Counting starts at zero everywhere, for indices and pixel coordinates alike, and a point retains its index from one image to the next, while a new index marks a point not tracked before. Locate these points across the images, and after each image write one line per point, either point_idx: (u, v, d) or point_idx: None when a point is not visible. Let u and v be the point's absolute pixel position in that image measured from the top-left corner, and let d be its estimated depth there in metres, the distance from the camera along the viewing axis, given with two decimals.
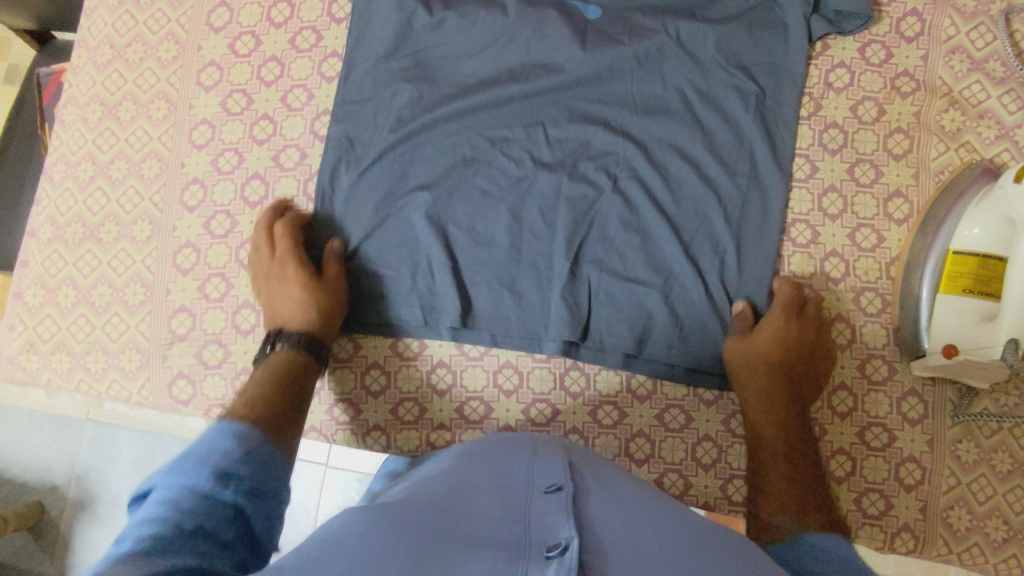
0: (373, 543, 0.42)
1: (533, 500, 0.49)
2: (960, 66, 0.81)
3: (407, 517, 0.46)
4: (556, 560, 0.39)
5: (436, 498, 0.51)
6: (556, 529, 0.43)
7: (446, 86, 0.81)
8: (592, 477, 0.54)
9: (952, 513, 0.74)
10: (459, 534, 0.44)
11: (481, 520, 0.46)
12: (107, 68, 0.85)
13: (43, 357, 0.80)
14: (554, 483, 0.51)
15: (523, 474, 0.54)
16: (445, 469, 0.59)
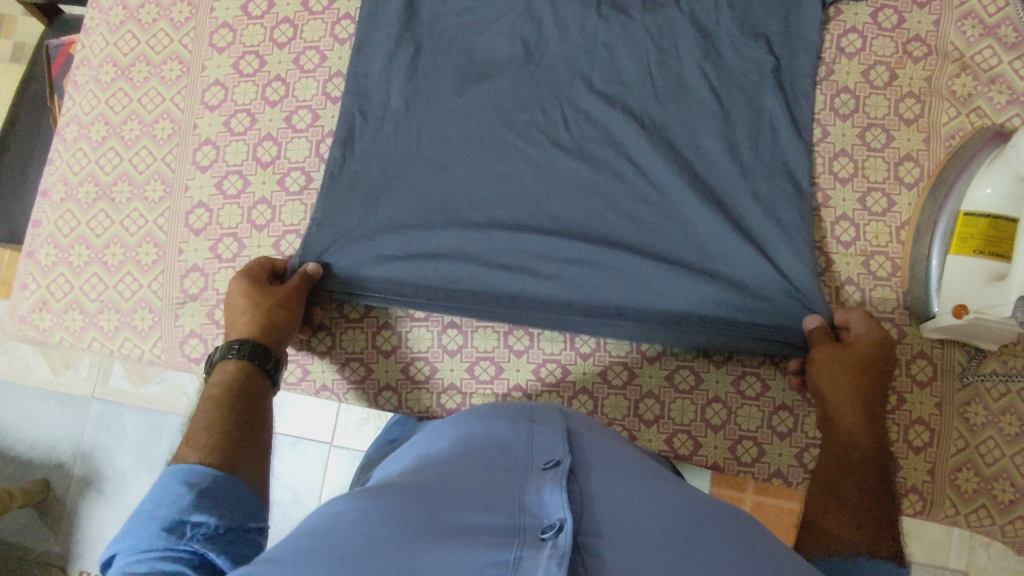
0: (365, 526, 0.40)
1: (529, 476, 0.47)
2: (971, 31, 0.81)
3: (399, 495, 0.44)
4: (550, 544, 0.38)
5: (430, 475, 0.49)
6: (551, 507, 0.42)
7: (459, 50, 0.81)
8: (592, 452, 0.53)
9: (960, 474, 0.75)
10: (451, 512, 0.42)
11: (474, 498, 0.44)
12: (120, 30, 0.85)
13: (56, 316, 0.80)
14: (552, 458, 0.49)
15: (521, 448, 0.52)
16: (443, 442, 0.57)
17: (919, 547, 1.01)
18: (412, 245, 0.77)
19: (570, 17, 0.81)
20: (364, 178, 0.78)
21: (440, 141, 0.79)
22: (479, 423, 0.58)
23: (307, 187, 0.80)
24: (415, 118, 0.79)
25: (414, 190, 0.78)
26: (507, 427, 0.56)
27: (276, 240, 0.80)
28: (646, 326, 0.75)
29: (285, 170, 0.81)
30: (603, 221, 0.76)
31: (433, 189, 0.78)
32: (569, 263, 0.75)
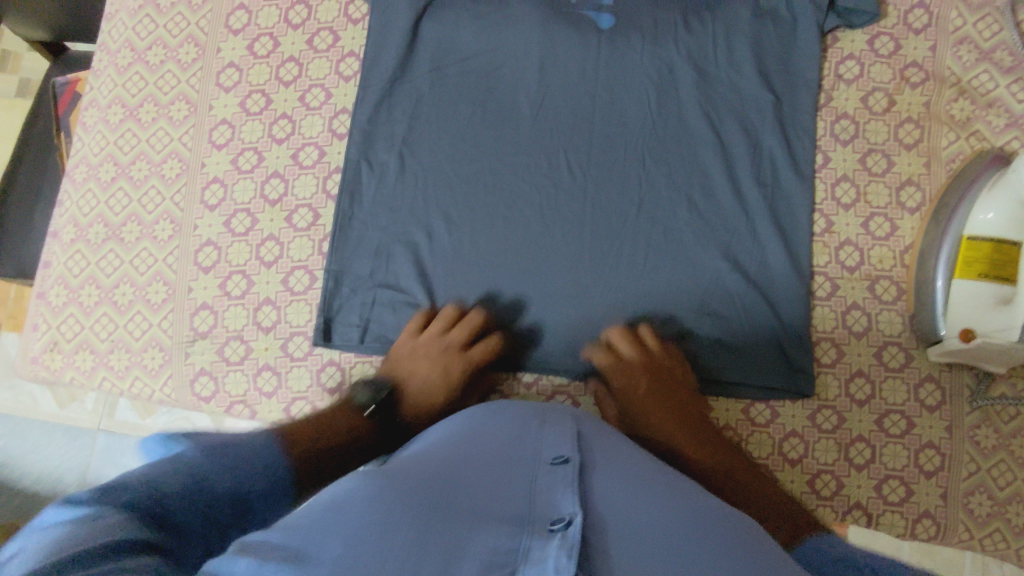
0: (384, 499, 0.43)
1: (539, 472, 0.50)
2: (968, 56, 0.82)
3: (414, 478, 0.47)
4: (558, 535, 0.41)
5: (444, 459, 0.51)
6: (562, 505, 0.45)
7: (461, 85, 0.82)
8: (599, 453, 0.55)
9: (973, 498, 0.75)
10: (467, 500, 0.45)
11: (483, 491, 0.47)
12: (128, 71, 0.86)
13: (67, 356, 0.81)
14: (560, 455, 0.52)
15: (531, 445, 0.54)
16: (454, 427, 0.60)
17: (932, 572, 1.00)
18: (424, 291, 0.78)
19: (572, 51, 0.82)
20: (375, 224, 0.79)
21: (446, 186, 0.80)
22: (490, 416, 0.60)
23: (315, 224, 0.81)
24: (420, 162, 0.81)
25: (423, 237, 0.79)
26: (516, 424, 0.58)
27: (283, 276, 0.80)
28: None
29: (293, 207, 0.82)
30: (606, 261, 0.78)
31: (442, 235, 0.79)
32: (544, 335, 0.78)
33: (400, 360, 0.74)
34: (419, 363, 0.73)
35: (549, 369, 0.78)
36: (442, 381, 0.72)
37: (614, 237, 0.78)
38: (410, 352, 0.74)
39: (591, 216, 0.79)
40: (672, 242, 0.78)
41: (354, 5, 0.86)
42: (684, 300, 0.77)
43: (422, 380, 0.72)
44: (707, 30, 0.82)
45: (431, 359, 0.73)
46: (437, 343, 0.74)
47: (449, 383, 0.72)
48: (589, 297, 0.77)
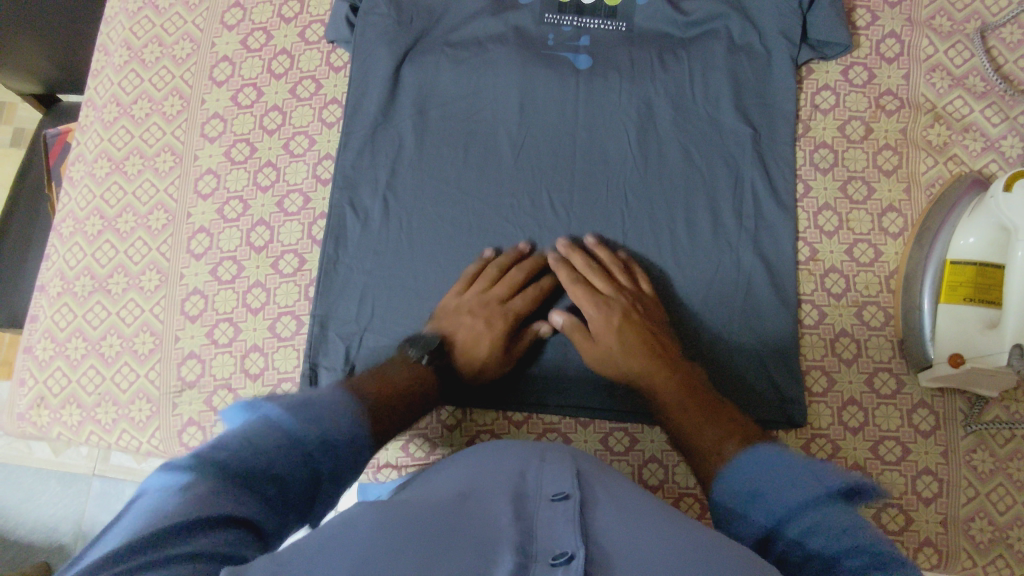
0: (384, 536, 0.43)
1: (539, 508, 0.49)
2: (941, 82, 0.83)
3: (414, 517, 0.47)
4: (560, 570, 0.41)
5: (444, 498, 0.51)
6: (561, 540, 0.45)
7: (442, 128, 0.84)
8: (600, 487, 0.55)
9: (974, 525, 0.73)
10: (469, 535, 0.45)
11: (486, 524, 0.47)
12: (114, 125, 0.88)
13: (54, 411, 0.80)
14: (560, 491, 0.51)
15: (532, 480, 0.54)
16: (453, 470, 0.59)
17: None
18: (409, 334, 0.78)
19: (552, 90, 0.84)
20: (359, 269, 0.80)
21: (431, 228, 0.81)
22: (491, 457, 0.60)
23: (300, 269, 0.82)
24: (404, 204, 0.81)
25: (399, 298, 0.79)
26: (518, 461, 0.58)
27: (270, 322, 0.80)
28: (641, 410, 0.77)
29: (279, 253, 0.82)
30: (589, 306, 0.79)
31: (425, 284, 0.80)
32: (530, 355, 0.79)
33: (442, 313, 0.76)
34: (463, 316, 0.76)
35: (538, 410, 0.78)
36: (505, 325, 0.76)
37: (598, 272, 0.79)
38: (453, 310, 0.76)
39: (576, 253, 0.79)
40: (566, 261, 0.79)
41: (336, 53, 0.88)
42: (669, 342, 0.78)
43: (467, 330, 0.75)
44: (682, 66, 0.84)
45: (481, 313, 0.76)
46: (478, 300, 0.76)
47: (494, 335, 0.75)
48: (581, 345, 0.78)
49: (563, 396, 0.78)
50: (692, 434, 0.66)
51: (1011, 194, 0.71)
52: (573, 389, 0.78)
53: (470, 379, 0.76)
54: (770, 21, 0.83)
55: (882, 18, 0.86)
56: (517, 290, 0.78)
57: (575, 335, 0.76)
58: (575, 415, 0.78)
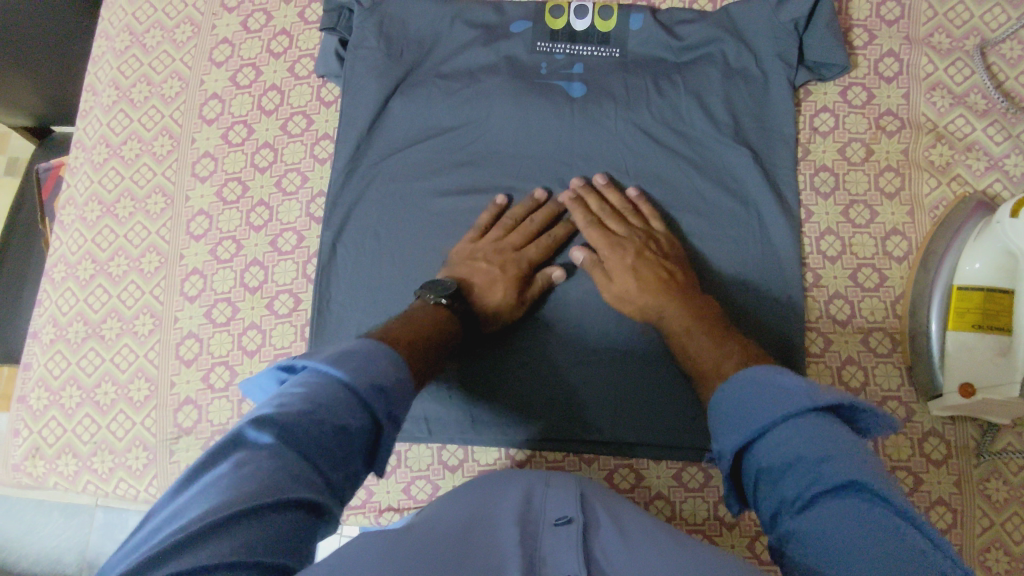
0: (390, 563, 0.42)
1: (543, 533, 0.49)
2: (942, 101, 0.82)
3: (421, 544, 0.45)
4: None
5: (450, 522, 0.50)
6: (564, 566, 0.44)
7: (433, 160, 0.82)
8: (604, 510, 0.55)
9: (990, 556, 0.72)
10: (474, 557, 0.44)
11: (491, 549, 0.46)
12: (104, 167, 0.87)
13: (49, 461, 0.79)
14: (564, 515, 0.51)
15: (536, 507, 0.54)
16: (456, 493, 0.59)
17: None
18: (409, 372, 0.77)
19: (547, 119, 0.83)
20: (352, 308, 0.78)
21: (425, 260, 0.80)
22: (496, 483, 0.60)
23: (296, 309, 0.80)
24: (395, 239, 0.80)
25: None
26: (522, 487, 0.58)
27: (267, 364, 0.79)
28: (646, 442, 0.75)
29: (273, 294, 0.81)
30: (580, 282, 0.78)
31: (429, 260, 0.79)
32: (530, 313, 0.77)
33: (458, 264, 0.76)
34: (478, 263, 0.76)
35: (539, 445, 0.76)
36: (503, 270, 0.75)
37: (592, 298, 0.77)
38: (466, 256, 0.76)
39: (576, 281, 0.78)
40: (582, 202, 0.78)
41: (326, 87, 0.87)
42: (656, 345, 0.76)
43: (483, 276, 0.75)
44: (677, 92, 0.83)
45: (496, 259, 0.75)
46: (492, 248, 0.76)
47: (506, 274, 0.75)
48: (575, 371, 0.76)
49: (561, 380, 0.76)
50: (698, 356, 0.67)
51: (1017, 220, 0.70)
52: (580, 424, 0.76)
53: (484, 324, 0.75)
54: (765, 44, 0.82)
55: (879, 38, 0.84)
56: (501, 224, 0.78)
57: (596, 272, 0.75)
58: (579, 450, 0.77)
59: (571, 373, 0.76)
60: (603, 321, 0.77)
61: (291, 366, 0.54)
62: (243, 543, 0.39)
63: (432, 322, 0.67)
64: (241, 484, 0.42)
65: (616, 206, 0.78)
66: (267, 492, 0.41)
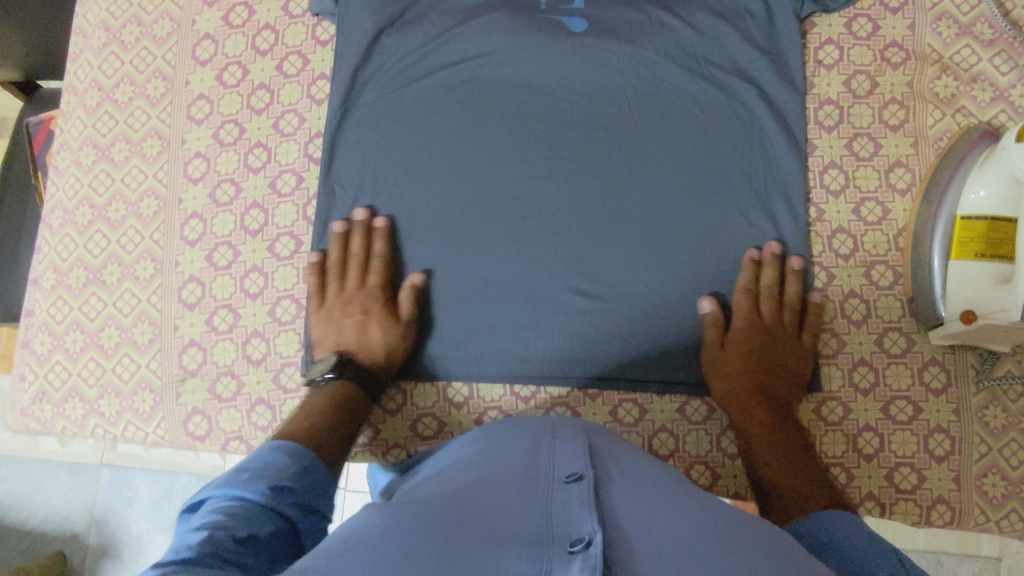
0: (398, 543, 0.40)
1: (553, 491, 0.47)
2: (948, 32, 0.81)
3: (431, 513, 0.44)
4: (579, 556, 0.38)
5: (456, 488, 0.49)
6: (579, 523, 0.42)
7: (435, 97, 0.81)
8: (613, 463, 0.52)
9: (986, 481, 0.73)
10: (481, 526, 0.43)
11: (505, 515, 0.44)
12: (97, 111, 0.85)
13: (57, 405, 0.79)
14: (574, 471, 0.49)
15: (544, 460, 0.51)
16: (464, 455, 0.57)
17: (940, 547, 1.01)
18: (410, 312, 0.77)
19: (547, 55, 0.81)
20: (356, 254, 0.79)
21: (427, 199, 0.79)
22: (502, 437, 0.58)
23: (297, 251, 0.80)
24: (393, 178, 0.80)
25: (454, 236, 0.79)
26: (530, 441, 0.56)
27: (270, 307, 0.79)
28: (652, 377, 0.76)
29: (274, 237, 0.80)
30: (575, 326, 0.77)
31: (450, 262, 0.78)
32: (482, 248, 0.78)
33: (321, 323, 0.76)
34: (345, 319, 0.76)
35: (542, 381, 0.77)
36: (375, 312, 0.75)
37: (598, 227, 0.78)
38: (328, 321, 0.76)
39: (578, 220, 0.78)
40: (587, 143, 0.80)
41: (322, 26, 0.85)
42: (662, 276, 0.77)
43: (352, 329, 0.75)
44: (680, 26, 0.81)
45: (355, 307, 0.76)
46: (340, 300, 0.77)
47: (373, 323, 0.75)
48: (569, 316, 0.77)
49: (550, 326, 0.77)
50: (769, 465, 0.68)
51: (1022, 146, 0.68)
52: (581, 363, 0.77)
53: (385, 370, 0.75)
54: None
55: None
56: (367, 268, 0.78)
57: (709, 329, 0.75)
58: (584, 387, 0.77)
59: (561, 315, 0.77)
60: (562, 310, 0.77)
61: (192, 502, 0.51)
62: None
63: (324, 408, 0.68)
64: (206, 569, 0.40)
65: (751, 287, 0.75)
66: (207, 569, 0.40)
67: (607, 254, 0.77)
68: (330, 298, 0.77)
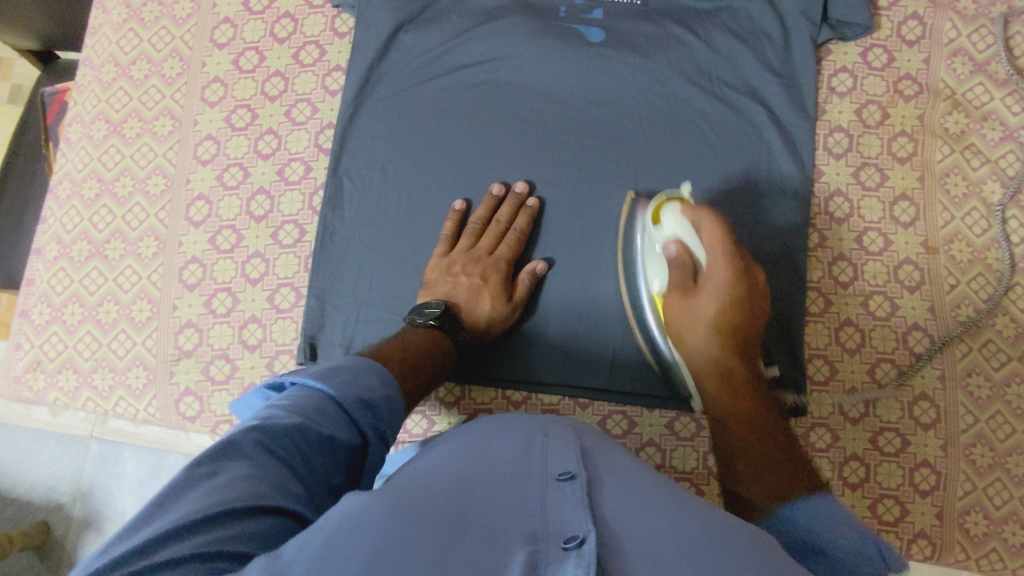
0: (391, 529, 0.40)
1: (546, 489, 0.46)
2: (962, 68, 0.82)
3: (423, 504, 0.44)
4: (573, 554, 0.38)
5: (446, 479, 0.48)
6: (572, 521, 0.42)
7: (445, 96, 0.82)
8: (604, 464, 0.52)
9: (969, 518, 0.73)
10: (474, 521, 0.42)
11: (498, 513, 0.44)
12: (112, 86, 0.86)
13: (50, 375, 0.79)
14: (566, 470, 0.48)
15: (534, 458, 0.51)
16: (453, 442, 0.56)
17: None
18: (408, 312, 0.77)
19: (564, 60, 0.82)
20: (355, 247, 0.79)
21: (429, 198, 0.80)
22: (490, 431, 0.57)
23: (300, 240, 0.80)
24: (403, 176, 0.80)
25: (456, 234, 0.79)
26: (517, 438, 0.54)
27: (270, 293, 0.79)
28: (643, 391, 0.76)
29: (279, 223, 0.81)
30: None
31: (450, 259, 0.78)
32: (484, 249, 0.78)
33: (441, 277, 0.76)
34: (458, 277, 0.76)
35: (535, 388, 0.77)
36: (488, 283, 0.76)
37: (601, 241, 0.78)
38: (442, 271, 0.77)
39: (581, 229, 0.79)
40: (596, 154, 0.80)
41: (341, 18, 0.85)
42: None
43: (465, 292, 0.75)
44: (697, 43, 0.82)
45: (476, 271, 0.77)
46: (466, 256, 0.77)
47: (492, 290, 0.75)
48: (571, 321, 0.78)
49: (542, 332, 0.78)
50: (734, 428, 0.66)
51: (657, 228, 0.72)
52: (575, 368, 0.77)
53: (482, 337, 0.76)
54: None
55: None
56: (501, 238, 0.78)
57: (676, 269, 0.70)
58: (575, 396, 0.77)
59: (559, 321, 0.78)
60: (559, 318, 0.78)
61: (280, 385, 0.57)
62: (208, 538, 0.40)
63: (419, 341, 0.68)
64: (228, 487, 0.43)
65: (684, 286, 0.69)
66: (250, 498, 0.43)
67: (606, 266, 0.78)
68: (481, 250, 0.78)
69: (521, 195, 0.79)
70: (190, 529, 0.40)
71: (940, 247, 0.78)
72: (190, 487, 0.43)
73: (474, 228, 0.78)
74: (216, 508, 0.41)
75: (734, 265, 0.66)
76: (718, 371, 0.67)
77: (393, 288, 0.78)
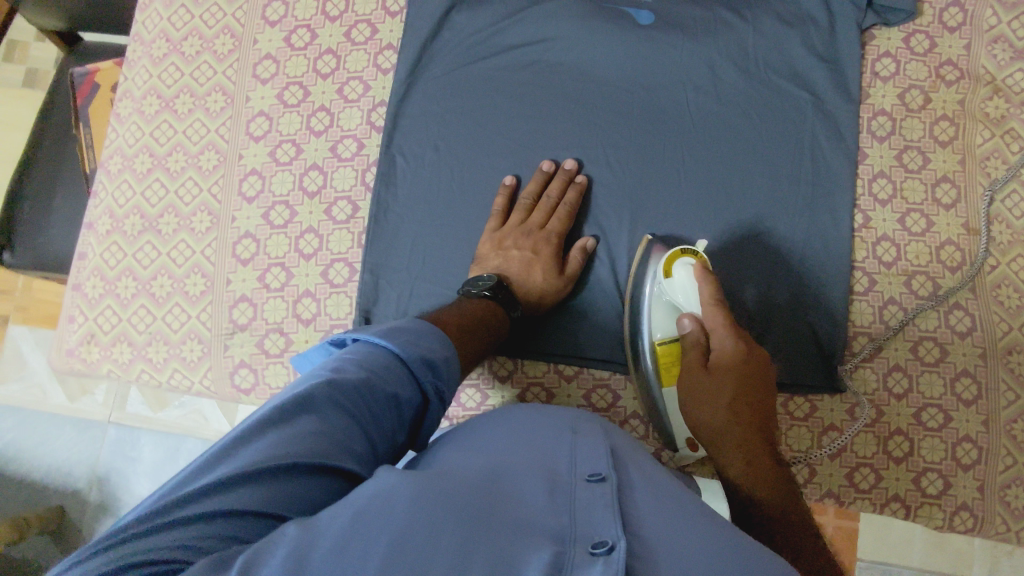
0: (416, 515, 0.39)
1: (574, 490, 0.45)
2: (1003, 55, 0.83)
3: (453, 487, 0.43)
4: (601, 560, 0.37)
5: (478, 466, 0.47)
6: (601, 526, 0.40)
7: (495, 76, 0.83)
8: (635, 468, 0.50)
9: (1010, 491, 0.75)
10: (501, 514, 0.41)
11: (527, 505, 0.43)
12: (164, 62, 0.86)
13: (104, 348, 0.80)
14: (597, 472, 0.46)
15: (566, 456, 0.49)
16: (499, 412, 0.57)
17: (870, 539, 0.96)
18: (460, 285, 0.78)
19: (614, 41, 0.83)
20: (407, 222, 0.80)
21: (480, 175, 0.81)
22: (537, 416, 0.56)
23: (354, 216, 0.81)
24: (454, 153, 0.82)
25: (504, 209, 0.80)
26: (548, 433, 0.53)
27: (323, 268, 0.80)
28: None
29: (332, 200, 0.81)
30: None
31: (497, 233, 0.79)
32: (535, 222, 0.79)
33: (494, 251, 0.77)
34: (510, 251, 0.77)
35: (584, 362, 0.78)
36: (540, 256, 0.77)
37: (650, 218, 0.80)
38: (494, 245, 0.78)
39: (631, 208, 0.80)
40: (645, 134, 0.81)
41: None
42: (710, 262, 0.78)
43: (518, 265, 0.76)
44: (746, 26, 0.83)
45: (527, 244, 0.77)
46: (517, 231, 0.78)
47: (542, 263, 0.76)
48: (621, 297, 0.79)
49: (591, 308, 0.79)
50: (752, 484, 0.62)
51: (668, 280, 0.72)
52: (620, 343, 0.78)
53: (534, 309, 0.77)
54: None
55: None
56: (551, 213, 0.79)
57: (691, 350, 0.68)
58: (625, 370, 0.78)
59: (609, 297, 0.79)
60: (607, 294, 0.79)
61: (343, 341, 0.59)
62: (262, 496, 0.42)
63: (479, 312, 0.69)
64: (292, 440, 0.45)
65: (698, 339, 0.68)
66: (313, 456, 0.44)
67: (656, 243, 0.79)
68: (533, 224, 0.79)
69: (570, 172, 0.80)
70: (243, 482, 0.42)
71: (981, 228, 0.80)
72: (255, 436, 0.45)
73: (524, 202, 0.79)
74: (277, 463, 0.43)
75: (738, 340, 0.66)
76: (742, 442, 0.63)
77: (447, 262, 0.79)
